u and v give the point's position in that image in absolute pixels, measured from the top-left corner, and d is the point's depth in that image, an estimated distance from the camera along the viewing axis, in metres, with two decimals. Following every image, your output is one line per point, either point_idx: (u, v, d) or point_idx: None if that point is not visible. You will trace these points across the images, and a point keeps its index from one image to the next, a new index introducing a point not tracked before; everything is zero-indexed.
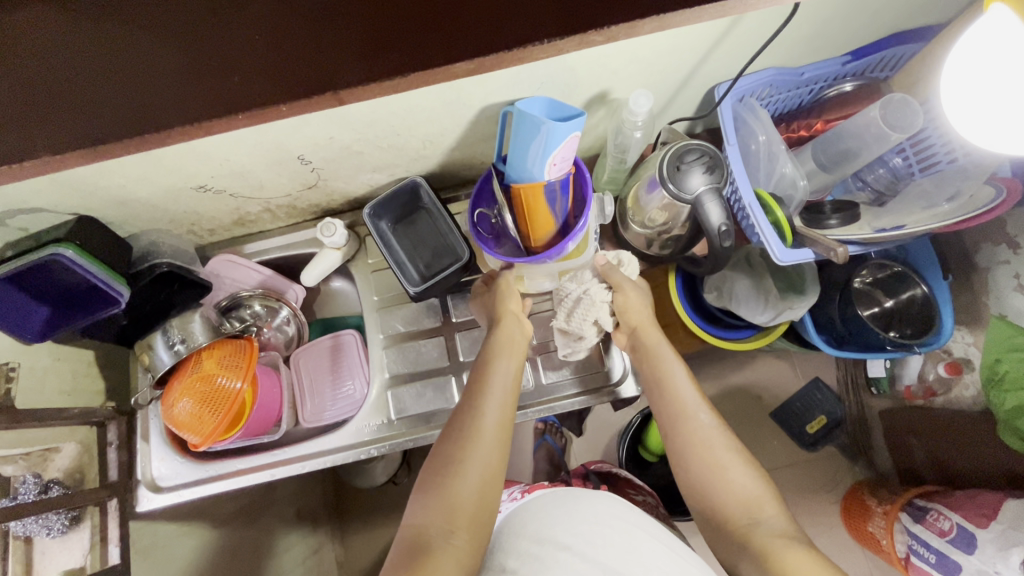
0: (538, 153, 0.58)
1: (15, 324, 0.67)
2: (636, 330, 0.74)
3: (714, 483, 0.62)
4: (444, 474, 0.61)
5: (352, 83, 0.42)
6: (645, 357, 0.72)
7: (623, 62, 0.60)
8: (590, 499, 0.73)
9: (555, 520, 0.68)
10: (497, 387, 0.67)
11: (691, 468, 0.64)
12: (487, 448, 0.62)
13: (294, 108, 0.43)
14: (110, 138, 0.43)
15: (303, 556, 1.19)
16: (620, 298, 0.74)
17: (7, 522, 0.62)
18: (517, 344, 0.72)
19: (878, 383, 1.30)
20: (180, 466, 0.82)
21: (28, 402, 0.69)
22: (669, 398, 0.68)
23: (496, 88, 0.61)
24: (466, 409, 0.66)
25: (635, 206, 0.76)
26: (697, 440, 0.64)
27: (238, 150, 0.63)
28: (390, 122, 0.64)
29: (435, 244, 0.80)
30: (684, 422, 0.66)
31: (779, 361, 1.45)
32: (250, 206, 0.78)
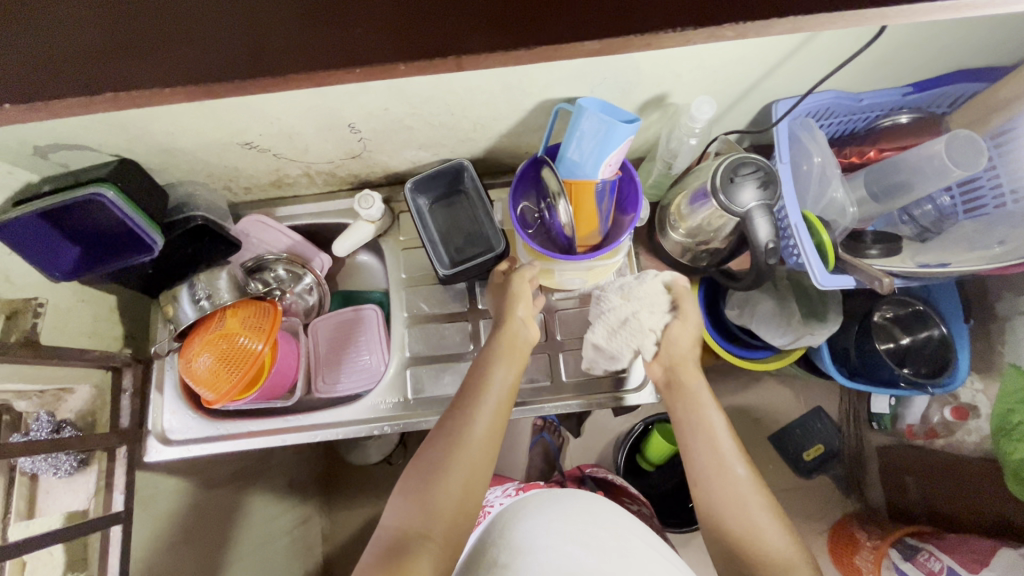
0: (598, 151, 0.62)
1: (45, 259, 0.67)
2: (678, 366, 0.72)
3: (745, 543, 0.61)
4: (427, 484, 0.59)
5: (472, 49, 0.42)
6: (680, 396, 0.70)
7: (690, 66, 0.60)
8: (589, 504, 0.72)
9: (551, 519, 0.68)
10: (490, 398, 0.65)
11: (722, 524, 0.62)
12: (472, 461, 0.61)
13: (411, 68, 0.43)
14: (216, 79, 0.43)
15: (290, 526, 1.20)
16: (672, 333, 0.71)
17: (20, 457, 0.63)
18: (515, 352, 0.69)
19: (880, 419, 1.31)
20: (191, 421, 0.79)
21: (50, 338, 0.69)
22: (701, 444, 0.66)
23: (559, 76, 0.60)
24: (455, 417, 0.63)
25: (678, 214, 0.75)
26: (733, 498, 0.62)
27: (294, 109, 0.62)
28: (447, 98, 0.63)
29: (470, 231, 0.80)
30: (719, 474, 0.64)
31: (784, 386, 1.45)
32: (290, 169, 0.77)
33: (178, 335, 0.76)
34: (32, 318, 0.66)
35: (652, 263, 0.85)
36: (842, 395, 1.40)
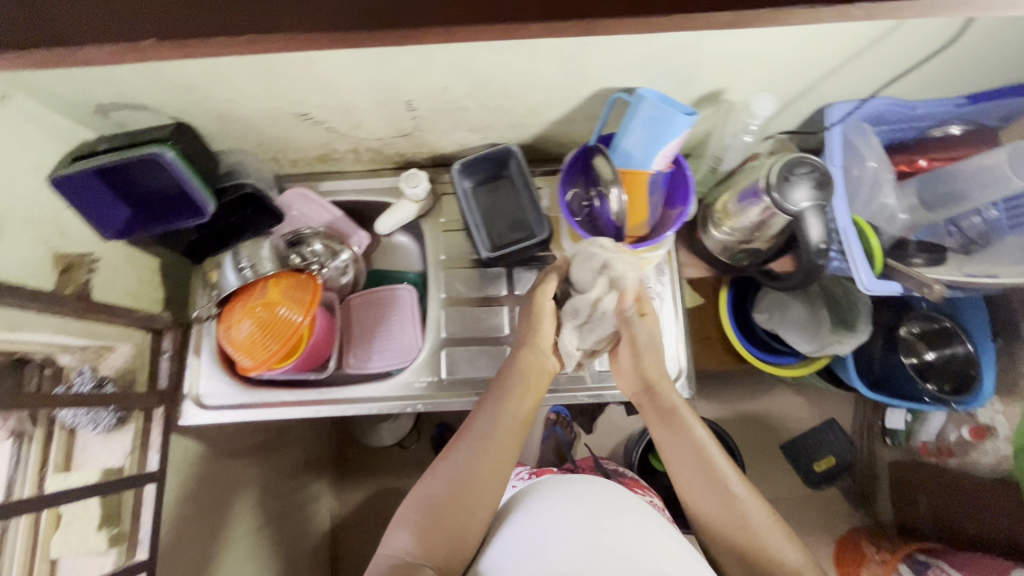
0: (656, 141, 0.62)
1: (98, 217, 0.68)
2: (653, 387, 0.70)
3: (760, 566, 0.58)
4: (429, 509, 0.60)
5: (604, 12, 0.43)
6: (667, 418, 0.67)
7: (753, 61, 0.60)
8: (572, 484, 0.68)
9: (563, 497, 0.64)
10: (497, 430, 0.66)
11: (734, 546, 0.61)
12: (476, 488, 0.62)
13: (540, 29, 0.44)
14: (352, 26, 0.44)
15: (301, 501, 1.20)
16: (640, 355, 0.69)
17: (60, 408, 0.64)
18: (531, 388, 0.70)
19: (894, 434, 1.31)
20: (226, 387, 0.80)
21: (102, 296, 0.70)
22: (692, 460, 0.64)
23: (622, 64, 0.61)
24: (462, 447, 0.65)
25: (724, 212, 0.75)
26: (740, 522, 0.60)
27: (356, 82, 0.62)
28: (507, 80, 0.64)
29: (514, 216, 0.80)
30: (727, 497, 0.62)
31: (799, 396, 1.46)
32: (339, 143, 0.77)
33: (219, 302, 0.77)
34: (87, 273, 0.67)
35: (688, 259, 0.86)
36: (858, 408, 1.41)
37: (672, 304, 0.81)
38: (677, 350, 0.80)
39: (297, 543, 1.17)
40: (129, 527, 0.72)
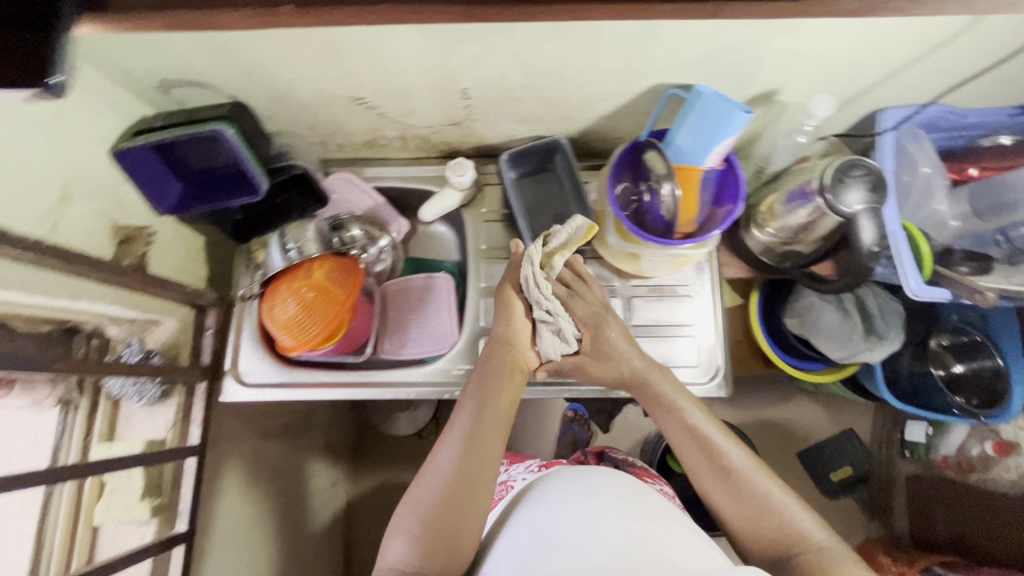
0: (712, 137, 0.62)
1: (152, 192, 0.69)
2: (633, 382, 0.72)
3: (750, 515, 0.60)
4: (425, 513, 0.58)
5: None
6: (645, 388, 0.71)
7: (814, 61, 0.61)
8: (577, 479, 0.67)
9: (556, 492, 0.65)
10: (477, 424, 0.64)
11: (725, 502, 0.62)
12: (467, 486, 0.59)
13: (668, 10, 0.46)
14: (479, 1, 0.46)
15: (318, 486, 1.22)
16: (593, 370, 0.74)
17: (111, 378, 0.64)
18: (507, 383, 0.69)
19: (913, 447, 1.30)
20: (267, 366, 0.81)
21: (156, 268, 0.71)
22: (693, 445, 0.65)
23: (683, 59, 0.61)
24: (446, 446, 0.63)
25: (769, 213, 0.76)
26: (728, 476, 0.62)
27: (417, 68, 0.63)
28: (566, 72, 0.64)
29: (557, 209, 0.81)
30: (713, 451, 0.64)
31: (817, 405, 1.46)
32: (388, 130, 0.78)
33: (263, 281, 0.77)
34: (144, 246, 0.68)
35: (727, 259, 0.86)
36: (878, 420, 1.43)
37: (713, 304, 0.82)
38: (711, 347, 0.81)
39: (314, 526, 1.18)
40: (170, 497, 0.74)
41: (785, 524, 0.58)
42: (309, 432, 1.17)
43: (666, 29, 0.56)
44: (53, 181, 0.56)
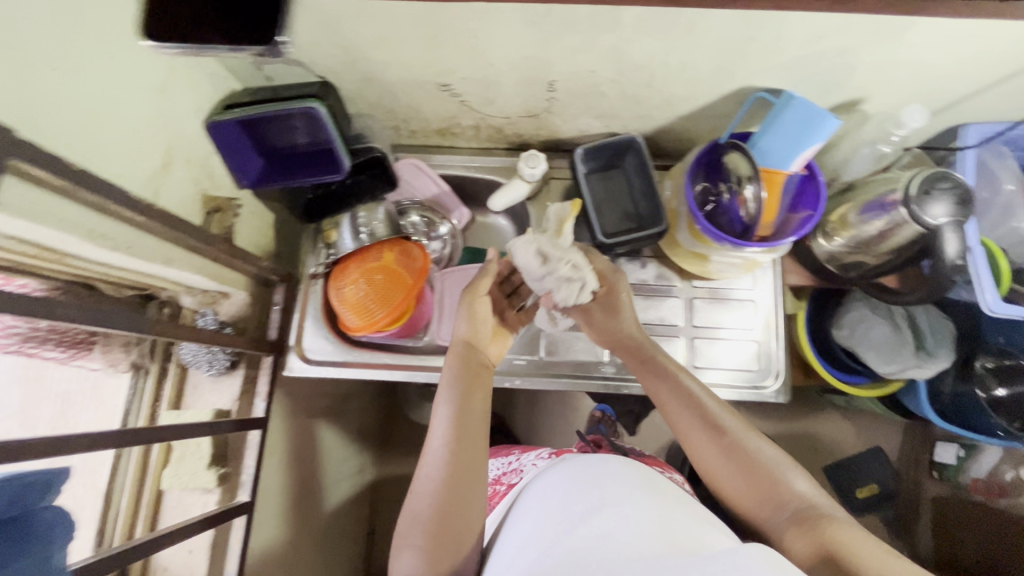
0: (801, 143, 0.62)
1: (237, 166, 0.70)
2: (632, 347, 0.72)
3: (742, 476, 0.60)
4: (426, 520, 0.58)
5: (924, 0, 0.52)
6: (637, 352, 0.72)
7: (909, 70, 0.61)
8: (576, 463, 0.66)
9: (552, 478, 0.65)
10: (458, 425, 0.64)
11: (717, 465, 0.62)
12: (461, 488, 0.60)
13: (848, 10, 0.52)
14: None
15: (346, 470, 1.22)
16: (598, 321, 0.75)
17: (184, 340, 0.65)
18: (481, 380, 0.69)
19: (942, 469, 1.28)
20: (329, 345, 0.81)
21: (243, 241, 0.73)
22: (685, 408, 0.65)
23: (778, 63, 0.62)
24: (433, 449, 0.63)
25: (841, 222, 0.76)
26: (719, 440, 0.62)
27: (511, 57, 0.64)
28: (657, 70, 0.65)
29: (625, 207, 0.81)
30: (706, 414, 0.64)
31: (842, 421, 1.42)
32: (464, 118, 0.78)
33: (334, 261, 0.79)
34: (232, 218, 0.69)
35: (790, 266, 0.86)
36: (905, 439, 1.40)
37: (780, 313, 0.81)
38: (769, 349, 0.81)
39: (341, 510, 1.19)
40: (233, 469, 0.74)
41: (779, 482, 0.59)
42: (341, 416, 1.17)
43: (769, 30, 0.56)
44: (158, 148, 0.57)
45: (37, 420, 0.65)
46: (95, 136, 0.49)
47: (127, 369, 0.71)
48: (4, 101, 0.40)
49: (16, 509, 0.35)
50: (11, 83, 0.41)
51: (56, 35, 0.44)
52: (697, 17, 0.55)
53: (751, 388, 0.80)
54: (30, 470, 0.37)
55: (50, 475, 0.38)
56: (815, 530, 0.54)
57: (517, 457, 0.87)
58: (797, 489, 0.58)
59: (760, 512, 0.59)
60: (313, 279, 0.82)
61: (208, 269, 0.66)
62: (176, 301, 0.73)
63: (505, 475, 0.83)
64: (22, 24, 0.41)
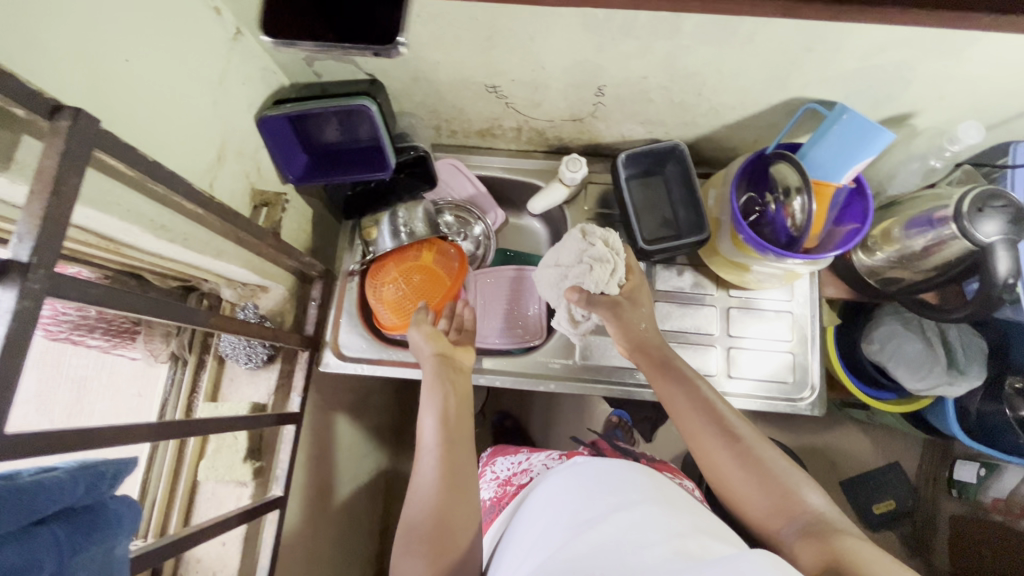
0: (852, 157, 0.62)
1: (283, 159, 0.70)
2: (650, 352, 0.71)
3: (752, 485, 0.59)
4: (423, 523, 0.61)
5: None
6: (655, 357, 0.71)
7: (966, 86, 0.60)
8: (588, 468, 0.64)
9: (564, 483, 0.63)
10: (449, 429, 0.68)
11: (727, 474, 0.61)
12: (455, 490, 0.63)
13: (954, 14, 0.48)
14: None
15: (365, 467, 1.21)
16: (626, 315, 0.73)
17: (232, 335, 0.62)
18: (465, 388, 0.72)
19: (961, 487, 1.27)
20: (364, 342, 0.80)
21: (286, 236, 0.73)
22: (700, 412, 0.64)
23: (833, 75, 0.61)
24: (425, 455, 0.67)
25: (883, 237, 0.76)
26: (732, 448, 0.61)
27: (563, 62, 0.63)
28: (708, 79, 0.65)
29: (664, 214, 0.81)
30: (719, 421, 0.63)
31: (862, 435, 1.39)
32: (507, 120, 0.78)
33: (370, 260, 0.79)
34: (280, 212, 0.69)
35: (827, 278, 0.85)
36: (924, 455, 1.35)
37: (816, 325, 0.81)
38: (806, 361, 0.80)
39: (359, 507, 1.19)
40: (267, 462, 0.74)
41: (791, 493, 0.57)
42: (362, 413, 1.16)
43: (829, 42, 0.56)
44: (213, 141, 0.57)
45: (55, 405, 0.66)
46: (158, 128, 0.49)
47: (167, 359, 0.72)
48: (80, 90, 0.40)
49: (91, 497, 0.36)
50: (87, 73, 0.41)
51: (129, 26, 0.44)
52: (757, 27, 0.55)
53: (785, 400, 0.79)
54: (104, 459, 0.37)
55: (120, 464, 0.38)
56: (824, 542, 0.51)
57: (526, 458, 0.84)
58: (809, 502, 0.56)
59: (772, 523, 0.57)
60: (350, 275, 0.82)
61: (251, 262, 0.66)
62: (215, 293, 0.73)
63: (514, 476, 0.81)
64: (101, 15, 0.41)
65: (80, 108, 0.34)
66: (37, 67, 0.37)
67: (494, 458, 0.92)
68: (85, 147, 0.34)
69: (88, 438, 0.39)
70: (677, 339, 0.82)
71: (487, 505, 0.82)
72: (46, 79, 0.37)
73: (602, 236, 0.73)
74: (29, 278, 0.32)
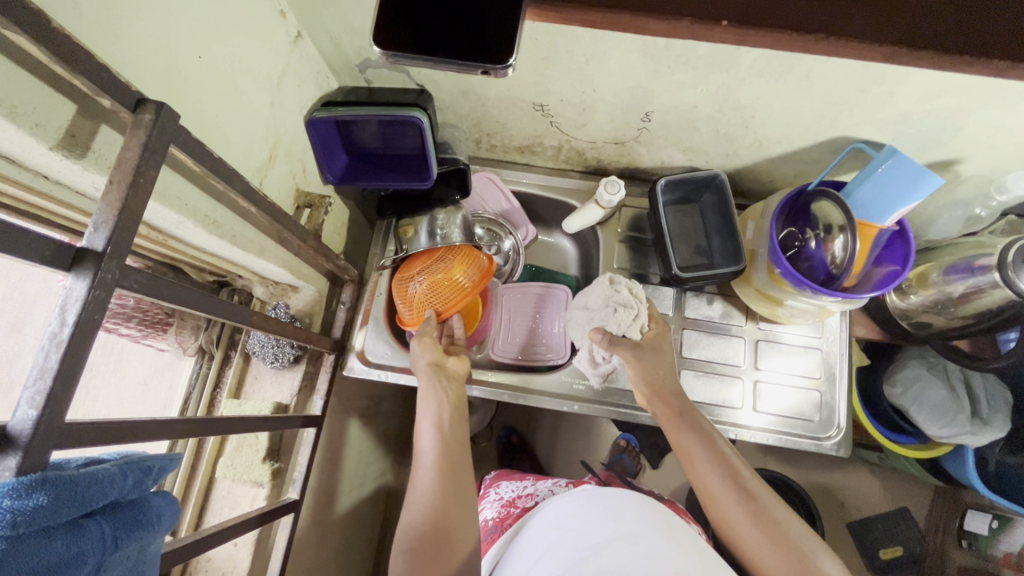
0: (898, 200, 0.62)
1: (325, 159, 0.71)
2: (666, 401, 0.70)
3: (765, 544, 0.58)
4: (421, 536, 0.59)
5: None
6: (670, 405, 0.70)
7: (1017, 137, 0.60)
8: (590, 494, 0.63)
9: (566, 508, 0.62)
10: (444, 440, 0.68)
11: (741, 530, 0.60)
12: (454, 503, 0.62)
13: None
14: None
15: (370, 475, 1.19)
16: (646, 358, 0.72)
17: (264, 333, 0.61)
18: (458, 397, 0.73)
19: (973, 538, 1.23)
20: (388, 349, 0.79)
21: (325, 240, 0.74)
22: (716, 467, 0.64)
23: (883, 118, 0.62)
24: (419, 468, 0.66)
25: (918, 280, 0.76)
26: (747, 505, 0.61)
27: (614, 86, 0.64)
28: (758, 112, 0.65)
29: (698, 242, 0.81)
30: (735, 475, 0.63)
31: (872, 476, 1.37)
32: (549, 138, 0.79)
33: (402, 257, 0.79)
34: (322, 215, 0.69)
35: (858, 318, 0.84)
36: (933, 503, 1.33)
37: (846, 365, 0.80)
38: (831, 401, 0.79)
39: (361, 515, 1.17)
40: (284, 464, 0.73)
41: (805, 556, 0.57)
42: (371, 418, 1.15)
43: (886, 84, 0.56)
44: (266, 140, 0.58)
45: None
46: (219, 124, 0.49)
47: (194, 353, 0.72)
48: (153, 81, 0.41)
49: (137, 492, 0.35)
50: (162, 65, 0.41)
51: (205, 24, 0.45)
52: (816, 65, 0.55)
53: (811, 439, 0.78)
54: (150, 454, 0.36)
55: (165, 460, 0.37)
56: None
57: (531, 483, 0.84)
58: (824, 569, 0.56)
59: None
60: (382, 270, 0.82)
61: (289, 261, 0.66)
62: (247, 289, 0.73)
63: (520, 499, 0.80)
64: (182, 10, 0.42)
65: (163, 101, 0.34)
66: (120, 57, 0.37)
67: (499, 480, 0.91)
68: (164, 141, 0.35)
69: (133, 432, 0.39)
70: (704, 368, 0.81)
71: (489, 524, 0.80)
72: (127, 69, 0.38)
73: (626, 284, 0.75)
74: (102, 267, 0.32)
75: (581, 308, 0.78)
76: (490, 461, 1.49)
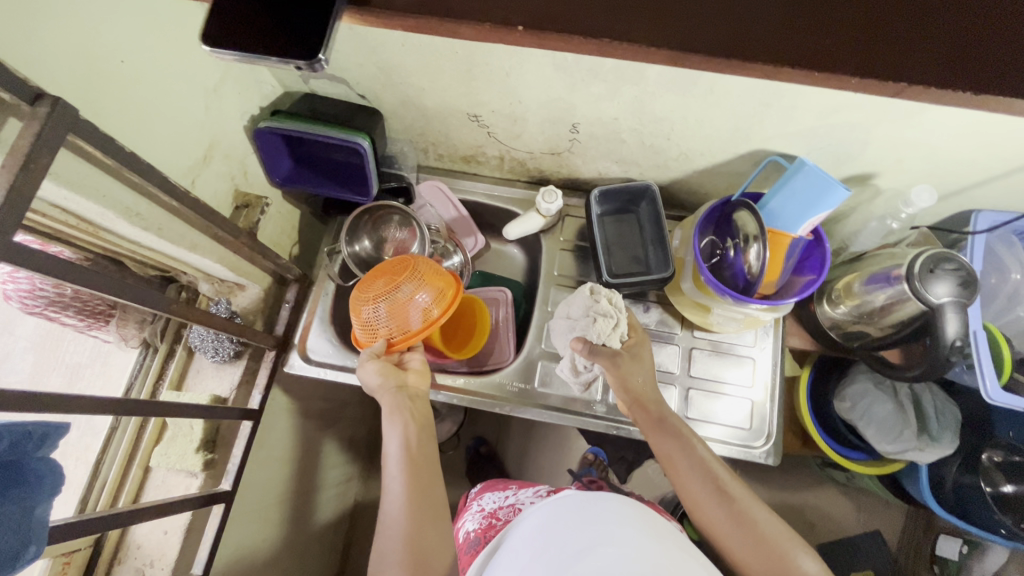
0: (808, 210, 0.64)
1: (269, 161, 0.74)
2: (647, 408, 0.70)
3: (746, 546, 0.58)
4: (398, 549, 0.59)
5: (997, 53, 0.47)
6: (648, 412, 0.70)
7: (919, 153, 0.63)
8: (562, 500, 0.58)
9: (537, 518, 0.57)
10: (411, 452, 0.66)
11: (723, 532, 0.60)
12: (427, 515, 0.62)
13: (919, 62, 0.48)
14: (743, 32, 0.49)
15: (335, 479, 1.19)
16: (625, 366, 0.71)
17: (196, 325, 0.61)
18: (422, 415, 0.71)
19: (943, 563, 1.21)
20: (331, 347, 0.82)
21: (264, 238, 0.78)
22: (696, 472, 0.63)
23: (789, 133, 0.65)
24: (388, 475, 0.65)
25: (843, 291, 0.77)
26: (728, 507, 0.60)
27: (536, 98, 0.67)
28: (674, 125, 0.68)
29: (634, 251, 0.83)
30: (716, 478, 0.62)
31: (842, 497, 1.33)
32: (491, 148, 0.82)
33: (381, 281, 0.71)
34: (258, 215, 0.74)
35: (792, 327, 0.86)
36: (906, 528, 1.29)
37: (777, 374, 0.81)
38: (761, 410, 0.80)
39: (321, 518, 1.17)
40: (219, 456, 0.76)
41: (783, 554, 0.57)
42: (334, 423, 1.15)
43: (784, 99, 0.58)
44: (200, 142, 0.62)
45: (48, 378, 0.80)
46: (146, 125, 0.53)
47: (137, 345, 0.75)
48: (70, 83, 0.45)
49: (15, 453, 0.38)
50: (83, 68, 0.45)
51: (132, 35, 0.49)
52: (714, 82, 0.58)
53: (740, 446, 0.79)
54: (32, 421, 0.40)
55: (50, 428, 0.41)
56: None
57: (513, 493, 0.80)
58: (803, 567, 0.56)
59: None
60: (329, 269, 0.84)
61: (226, 258, 0.69)
62: (194, 286, 0.76)
63: (501, 511, 0.77)
64: (105, 22, 0.46)
65: (61, 98, 0.38)
66: (40, 64, 0.42)
67: (482, 492, 0.87)
68: (59, 131, 0.38)
69: (22, 403, 0.42)
70: None
71: (470, 536, 0.78)
72: (43, 73, 0.42)
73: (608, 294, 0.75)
74: None
75: (564, 317, 0.79)
76: (458, 471, 1.49)
